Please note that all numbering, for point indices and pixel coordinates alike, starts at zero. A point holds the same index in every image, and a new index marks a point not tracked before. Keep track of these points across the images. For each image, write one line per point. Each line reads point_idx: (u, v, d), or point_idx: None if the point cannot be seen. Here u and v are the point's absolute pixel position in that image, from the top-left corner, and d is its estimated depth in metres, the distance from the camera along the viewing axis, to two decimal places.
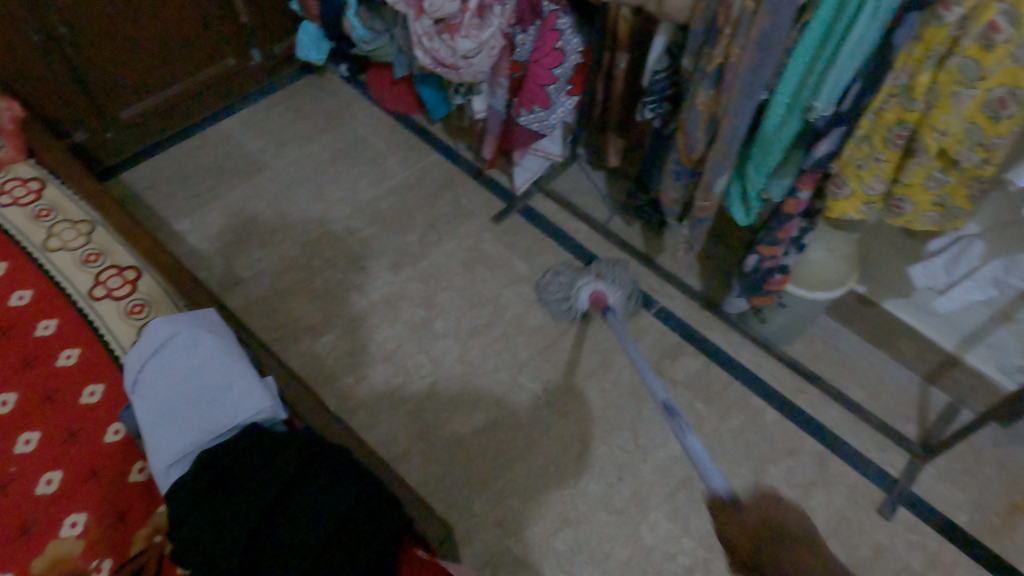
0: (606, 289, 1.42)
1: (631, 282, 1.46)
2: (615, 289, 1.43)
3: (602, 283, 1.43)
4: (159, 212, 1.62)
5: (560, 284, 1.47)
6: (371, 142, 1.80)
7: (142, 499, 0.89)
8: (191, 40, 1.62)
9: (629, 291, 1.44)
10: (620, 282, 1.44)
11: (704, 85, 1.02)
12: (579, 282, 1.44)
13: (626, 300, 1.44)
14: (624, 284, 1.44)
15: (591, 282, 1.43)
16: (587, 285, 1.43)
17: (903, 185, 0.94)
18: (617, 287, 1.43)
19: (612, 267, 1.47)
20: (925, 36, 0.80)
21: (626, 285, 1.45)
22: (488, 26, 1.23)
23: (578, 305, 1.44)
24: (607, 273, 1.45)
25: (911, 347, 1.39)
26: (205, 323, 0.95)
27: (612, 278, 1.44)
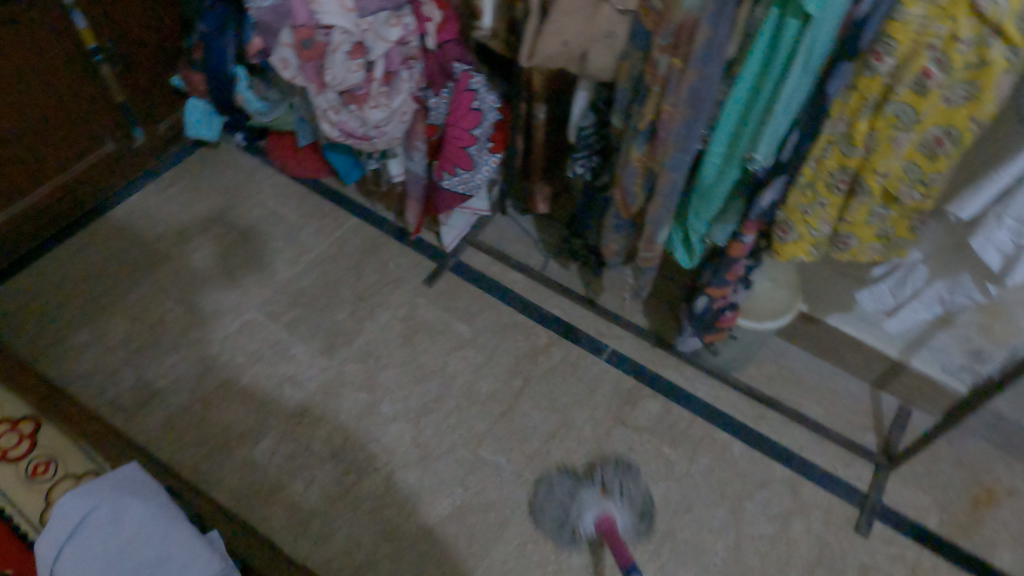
0: (613, 512, 1.19)
1: (644, 498, 1.25)
2: (622, 515, 1.21)
3: (611, 503, 1.20)
4: (51, 328, 1.44)
5: (556, 502, 1.23)
6: (281, 215, 1.68)
7: None
8: (63, 132, 1.47)
9: (639, 513, 1.22)
10: (631, 500, 1.23)
11: (638, 142, 0.99)
12: (582, 498, 1.21)
13: (636, 522, 1.22)
14: (635, 506, 1.23)
15: (598, 503, 1.20)
16: (594, 504, 1.20)
17: (847, 223, 0.92)
18: (627, 510, 1.21)
19: (619, 476, 1.25)
20: (859, 86, 0.78)
21: (639, 505, 1.23)
22: (398, 92, 1.17)
23: (581, 530, 1.20)
24: (613, 487, 1.23)
25: (858, 358, 1.41)
26: (126, 486, 0.82)
27: (619, 497, 1.22)
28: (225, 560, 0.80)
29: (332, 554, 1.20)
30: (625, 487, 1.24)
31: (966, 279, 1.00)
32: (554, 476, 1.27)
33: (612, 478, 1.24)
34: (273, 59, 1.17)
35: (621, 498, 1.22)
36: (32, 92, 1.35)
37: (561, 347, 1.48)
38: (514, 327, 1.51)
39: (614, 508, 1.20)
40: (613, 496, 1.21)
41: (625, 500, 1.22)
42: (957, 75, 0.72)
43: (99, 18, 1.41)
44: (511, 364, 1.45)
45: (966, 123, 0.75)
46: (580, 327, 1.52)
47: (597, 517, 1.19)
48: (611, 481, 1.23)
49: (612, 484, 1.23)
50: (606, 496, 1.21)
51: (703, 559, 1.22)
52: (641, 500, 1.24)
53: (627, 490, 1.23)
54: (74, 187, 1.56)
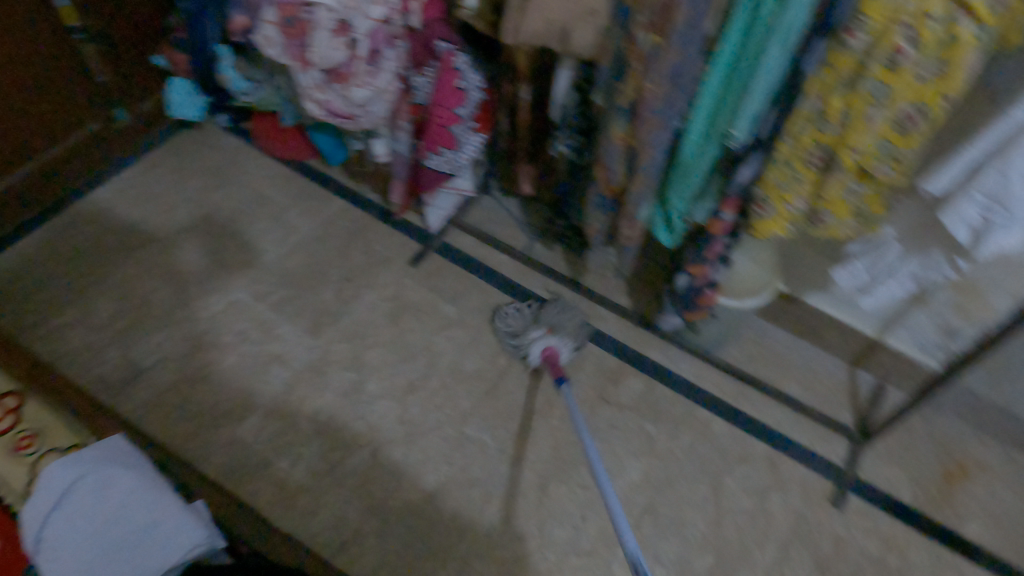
0: (555, 343, 1.38)
1: (583, 329, 1.44)
2: (563, 347, 1.39)
3: (554, 337, 1.39)
4: (34, 307, 1.44)
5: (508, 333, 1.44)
6: (266, 197, 1.68)
7: None
8: (43, 109, 1.45)
9: (579, 342, 1.41)
10: (571, 333, 1.41)
11: (620, 120, 1.00)
12: (530, 335, 1.39)
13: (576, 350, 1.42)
14: (574, 337, 1.41)
15: (542, 339, 1.39)
16: (539, 338, 1.39)
17: (823, 200, 0.94)
18: (567, 342, 1.40)
19: (565, 317, 1.42)
20: (832, 62, 0.79)
21: (578, 336, 1.42)
22: (383, 71, 1.17)
23: (528, 358, 1.40)
24: (559, 326, 1.41)
25: (836, 337, 1.44)
26: (114, 455, 0.83)
27: (562, 332, 1.41)
28: (211, 525, 0.82)
29: (318, 529, 1.22)
30: (566, 322, 1.42)
31: (938, 256, 1.03)
32: (506, 310, 1.46)
33: (556, 316, 1.42)
34: (256, 37, 1.16)
35: (563, 332, 1.40)
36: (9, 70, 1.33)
37: None
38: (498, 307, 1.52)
39: (557, 342, 1.39)
40: (556, 332, 1.40)
41: (567, 334, 1.40)
42: (929, 52, 0.73)
43: None
44: (496, 343, 1.47)
45: (938, 100, 0.76)
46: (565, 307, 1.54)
47: (541, 350, 1.38)
48: (555, 319, 1.42)
49: (555, 322, 1.42)
50: (551, 332, 1.40)
51: (684, 533, 1.25)
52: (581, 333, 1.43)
53: (567, 324, 1.42)
54: (57, 167, 1.55)
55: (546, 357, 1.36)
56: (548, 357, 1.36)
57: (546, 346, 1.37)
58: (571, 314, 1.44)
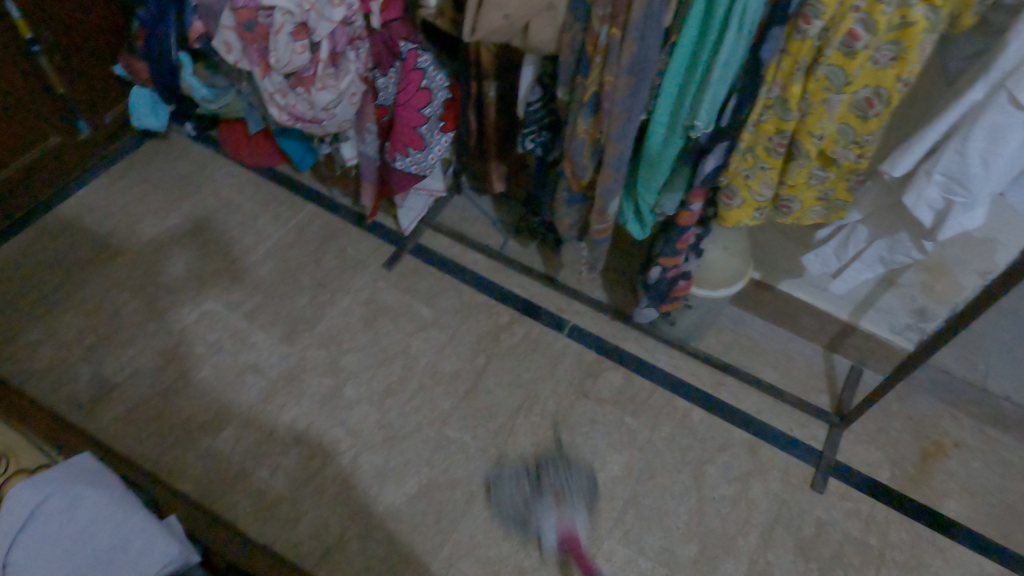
0: (573, 523, 1.23)
1: (591, 483, 1.29)
2: (581, 522, 1.24)
3: (568, 511, 1.24)
4: (0, 326, 1.41)
5: (513, 510, 1.24)
6: (236, 204, 1.66)
7: None
8: (3, 125, 1.42)
9: (591, 503, 1.27)
10: (581, 493, 1.27)
11: (584, 114, 1.00)
12: (544, 522, 1.22)
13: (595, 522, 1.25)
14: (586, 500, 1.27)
15: (556, 521, 1.23)
16: (551, 519, 1.23)
17: (788, 186, 0.95)
18: (582, 513, 1.25)
19: (570, 483, 1.28)
20: (790, 49, 0.80)
21: (590, 495, 1.27)
22: (345, 73, 1.16)
23: (540, 534, 1.22)
24: (568, 496, 1.26)
25: (810, 322, 1.45)
26: (78, 474, 0.82)
27: (573, 502, 1.26)
28: (184, 542, 0.82)
29: (300, 539, 1.20)
30: (575, 486, 1.28)
31: (904, 238, 1.04)
32: (498, 484, 1.27)
33: (563, 484, 1.27)
34: (215, 42, 1.15)
35: (576, 506, 1.25)
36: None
37: (522, 324, 1.50)
38: (475, 306, 1.52)
39: (571, 515, 1.24)
40: (569, 508, 1.25)
41: (579, 503, 1.26)
42: (883, 36, 0.75)
43: (34, 7, 1.36)
44: (474, 343, 1.46)
45: (895, 83, 0.78)
46: (541, 303, 1.54)
47: (559, 533, 1.21)
48: (560, 484, 1.27)
49: (560, 486, 1.27)
50: (562, 503, 1.25)
51: (667, 523, 1.25)
52: (590, 487, 1.28)
53: (577, 494, 1.27)
54: (19, 182, 1.52)
55: (566, 540, 1.21)
56: (568, 537, 1.21)
57: (561, 522, 1.22)
58: (574, 466, 1.30)
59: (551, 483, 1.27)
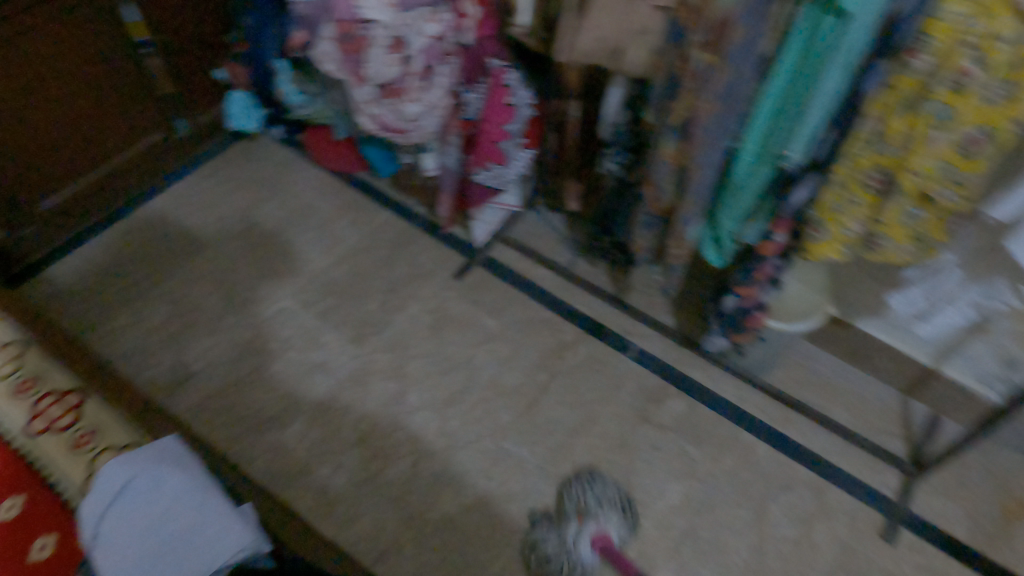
0: (603, 531, 1.19)
1: (618, 495, 1.25)
2: (612, 526, 1.21)
3: (594, 522, 1.20)
4: (93, 308, 1.49)
5: (546, 556, 1.18)
6: (316, 207, 1.72)
7: None
8: (109, 118, 1.52)
9: (620, 509, 1.24)
10: (608, 503, 1.23)
11: (670, 138, 0.99)
12: (573, 535, 1.19)
13: (628, 525, 1.23)
14: (615, 507, 1.23)
15: (587, 531, 1.19)
16: (583, 534, 1.19)
17: (880, 224, 0.91)
18: (611, 516, 1.22)
19: (588, 491, 1.25)
20: (895, 83, 0.78)
21: (619, 504, 1.24)
22: (435, 87, 1.19)
23: (582, 568, 1.16)
24: (589, 504, 1.23)
25: (889, 364, 1.40)
26: (166, 457, 0.85)
27: (603, 513, 1.22)
28: (257, 531, 0.82)
29: (356, 538, 1.22)
30: (600, 493, 1.24)
31: (1001, 284, 1.04)
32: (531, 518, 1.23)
33: (584, 497, 1.24)
34: (314, 52, 1.20)
35: (601, 513, 1.22)
36: (71, 83, 1.39)
37: (587, 343, 1.49)
38: (541, 322, 1.52)
39: (599, 522, 1.21)
40: (591, 518, 1.21)
41: (606, 510, 1.22)
42: (996, 73, 0.70)
43: (149, 12, 1.45)
44: (537, 358, 1.46)
45: (1007, 124, 0.73)
46: (607, 324, 1.53)
47: (592, 541, 1.18)
48: (581, 498, 1.24)
49: (583, 501, 1.24)
50: (586, 518, 1.21)
51: (725, 559, 1.22)
52: (617, 497, 1.25)
53: (602, 503, 1.23)
54: (119, 175, 1.62)
55: (602, 548, 1.18)
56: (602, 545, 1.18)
57: (593, 535, 1.19)
58: (594, 479, 1.27)
59: (576, 501, 1.24)
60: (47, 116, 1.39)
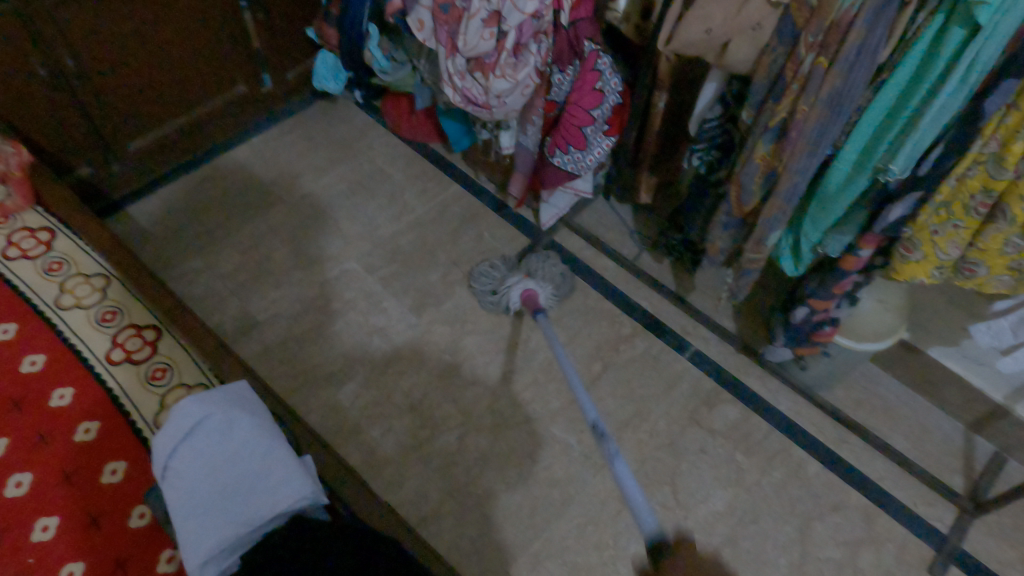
0: (537, 286, 1.43)
1: (561, 278, 1.51)
2: (546, 291, 1.46)
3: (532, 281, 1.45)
4: (168, 249, 1.54)
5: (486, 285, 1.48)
6: (388, 173, 1.73)
7: (144, 546, 0.85)
8: (197, 65, 1.55)
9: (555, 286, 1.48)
10: (549, 278, 1.48)
11: (764, 140, 0.97)
12: (510, 280, 1.45)
13: (554, 296, 1.49)
14: (552, 281, 1.48)
15: (522, 283, 1.44)
16: (519, 283, 1.45)
17: (978, 249, 0.88)
18: (546, 285, 1.46)
19: (542, 264, 1.50)
20: (1021, 105, 0.74)
21: (557, 282, 1.50)
22: (524, 65, 1.17)
23: (504, 302, 1.45)
24: (537, 271, 1.48)
25: (958, 396, 1.34)
26: (238, 401, 0.88)
27: (541, 277, 1.48)
28: (315, 483, 0.85)
29: (398, 501, 1.25)
30: (547, 267, 1.49)
31: None
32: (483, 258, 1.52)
33: (537, 266, 1.49)
34: (410, 18, 1.22)
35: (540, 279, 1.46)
36: (163, 30, 1.43)
37: (644, 338, 1.48)
38: (600, 312, 1.51)
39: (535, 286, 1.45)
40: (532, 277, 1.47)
41: (544, 279, 1.47)
42: None
43: None
44: (593, 347, 1.46)
45: None
46: (666, 321, 1.50)
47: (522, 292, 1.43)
48: (535, 265, 1.49)
49: (534, 268, 1.48)
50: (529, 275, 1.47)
51: (764, 571, 1.20)
52: (558, 277, 1.50)
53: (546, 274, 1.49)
54: (205, 123, 1.66)
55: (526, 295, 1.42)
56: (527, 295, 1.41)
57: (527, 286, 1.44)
58: (551, 257, 1.52)
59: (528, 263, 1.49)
60: (138, 60, 1.43)
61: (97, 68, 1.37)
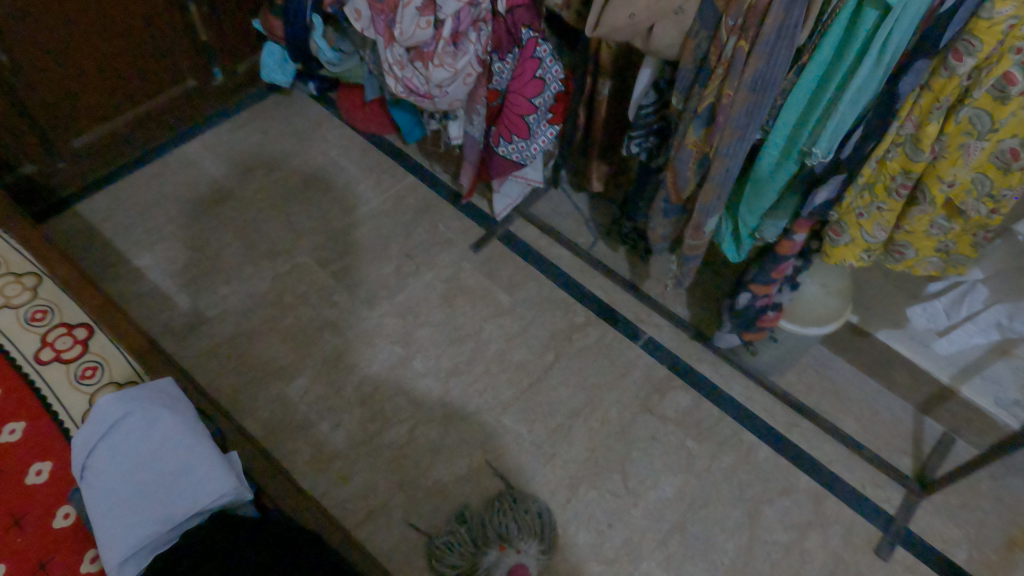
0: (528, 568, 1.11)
1: (532, 513, 1.19)
2: (530, 556, 1.14)
3: (514, 554, 1.13)
4: (116, 247, 1.52)
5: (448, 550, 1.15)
6: (342, 166, 1.72)
7: (69, 545, 0.84)
8: (143, 59, 1.53)
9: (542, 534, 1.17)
10: (525, 525, 1.16)
11: (695, 126, 0.96)
12: (488, 565, 1.12)
13: (544, 548, 1.17)
14: (536, 534, 1.16)
15: (506, 566, 1.11)
16: (501, 563, 1.12)
17: (904, 232, 0.89)
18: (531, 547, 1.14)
19: (507, 514, 1.18)
20: (932, 85, 0.74)
21: (532, 520, 1.18)
22: (464, 53, 1.16)
23: None
24: (511, 529, 1.15)
25: (905, 379, 1.35)
26: (160, 397, 0.87)
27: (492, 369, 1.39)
28: (239, 481, 0.83)
29: (347, 496, 1.24)
30: (523, 521, 1.17)
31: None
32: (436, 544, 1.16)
33: (504, 523, 1.16)
34: (347, 9, 1.21)
35: (524, 545, 1.14)
36: (100, 29, 1.41)
37: (598, 327, 1.47)
38: (554, 302, 1.51)
39: (520, 557, 1.13)
40: (512, 546, 1.14)
41: (529, 539, 1.15)
42: None
43: None
44: (546, 337, 1.45)
45: None
46: (620, 310, 1.50)
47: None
48: (503, 527, 1.16)
49: (502, 527, 1.16)
50: (507, 547, 1.14)
51: (712, 556, 1.21)
52: (538, 522, 1.18)
53: (520, 521, 1.17)
54: (154, 118, 1.64)
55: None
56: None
57: (519, 575, 1.09)
58: (523, 503, 1.20)
59: (498, 526, 1.16)
60: (78, 58, 1.41)
61: (32, 69, 1.35)
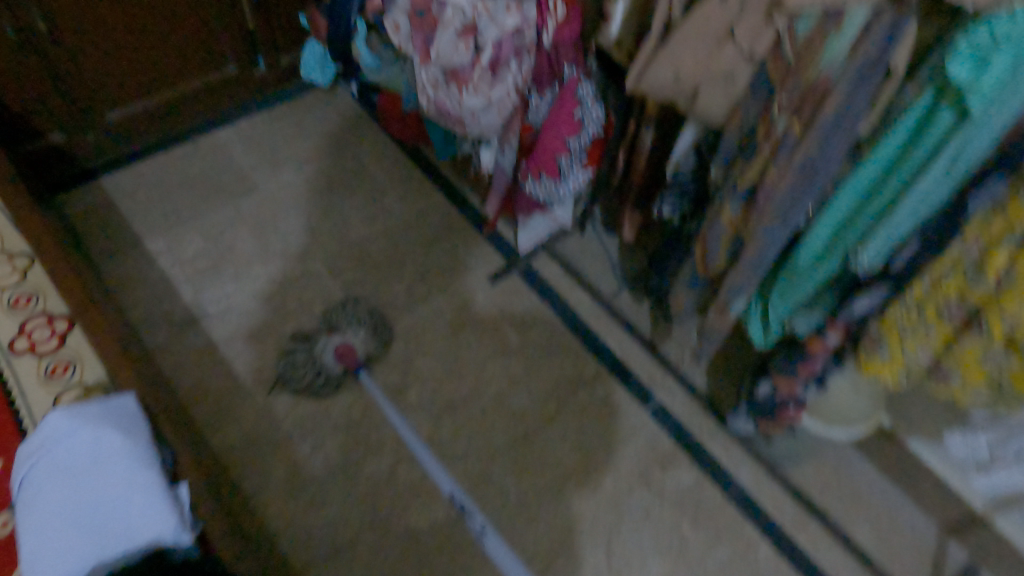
0: (348, 341, 1.33)
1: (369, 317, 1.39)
2: (357, 339, 1.34)
3: (339, 336, 1.34)
4: (133, 226, 1.50)
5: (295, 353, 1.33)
6: (372, 173, 1.66)
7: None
8: (184, 40, 1.50)
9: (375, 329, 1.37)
10: (358, 322, 1.37)
11: (732, 201, 0.87)
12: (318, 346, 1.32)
13: (374, 339, 1.36)
14: (365, 325, 1.37)
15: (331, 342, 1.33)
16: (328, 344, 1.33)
17: (952, 357, 0.78)
18: (360, 335, 1.35)
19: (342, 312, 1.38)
20: (1008, 211, 0.63)
21: (369, 323, 1.38)
22: (501, 82, 1.07)
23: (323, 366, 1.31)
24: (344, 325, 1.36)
25: (935, 496, 1.22)
26: (114, 414, 0.82)
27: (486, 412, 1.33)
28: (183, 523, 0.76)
29: (314, 526, 1.18)
30: (355, 316, 1.38)
31: None
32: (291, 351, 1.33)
33: (339, 318, 1.37)
34: (385, 19, 1.07)
35: (351, 330, 1.35)
36: (142, 10, 1.38)
37: (606, 383, 1.39)
38: (564, 348, 1.42)
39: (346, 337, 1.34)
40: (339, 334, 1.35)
41: (354, 327, 1.36)
42: None
43: None
44: (549, 385, 1.37)
45: None
46: (633, 369, 1.41)
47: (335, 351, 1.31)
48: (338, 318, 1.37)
49: (340, 322, 1.37)
50: (335, 333, 1.35)
51: None
52: (371, 319, 1.38)
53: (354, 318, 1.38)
54: (190, 100, 1.61)
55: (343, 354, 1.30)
56: (343, 353, 1.31)
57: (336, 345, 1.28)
58: (353, 305, 1.40)
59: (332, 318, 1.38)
60: (117, 34, 1.39)
61: (66, 42, 1.33)
